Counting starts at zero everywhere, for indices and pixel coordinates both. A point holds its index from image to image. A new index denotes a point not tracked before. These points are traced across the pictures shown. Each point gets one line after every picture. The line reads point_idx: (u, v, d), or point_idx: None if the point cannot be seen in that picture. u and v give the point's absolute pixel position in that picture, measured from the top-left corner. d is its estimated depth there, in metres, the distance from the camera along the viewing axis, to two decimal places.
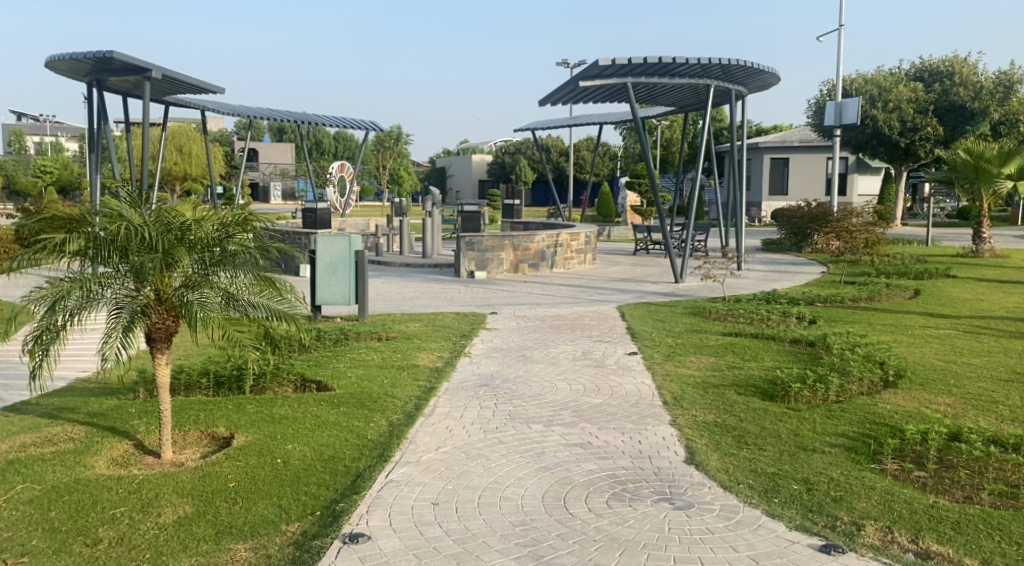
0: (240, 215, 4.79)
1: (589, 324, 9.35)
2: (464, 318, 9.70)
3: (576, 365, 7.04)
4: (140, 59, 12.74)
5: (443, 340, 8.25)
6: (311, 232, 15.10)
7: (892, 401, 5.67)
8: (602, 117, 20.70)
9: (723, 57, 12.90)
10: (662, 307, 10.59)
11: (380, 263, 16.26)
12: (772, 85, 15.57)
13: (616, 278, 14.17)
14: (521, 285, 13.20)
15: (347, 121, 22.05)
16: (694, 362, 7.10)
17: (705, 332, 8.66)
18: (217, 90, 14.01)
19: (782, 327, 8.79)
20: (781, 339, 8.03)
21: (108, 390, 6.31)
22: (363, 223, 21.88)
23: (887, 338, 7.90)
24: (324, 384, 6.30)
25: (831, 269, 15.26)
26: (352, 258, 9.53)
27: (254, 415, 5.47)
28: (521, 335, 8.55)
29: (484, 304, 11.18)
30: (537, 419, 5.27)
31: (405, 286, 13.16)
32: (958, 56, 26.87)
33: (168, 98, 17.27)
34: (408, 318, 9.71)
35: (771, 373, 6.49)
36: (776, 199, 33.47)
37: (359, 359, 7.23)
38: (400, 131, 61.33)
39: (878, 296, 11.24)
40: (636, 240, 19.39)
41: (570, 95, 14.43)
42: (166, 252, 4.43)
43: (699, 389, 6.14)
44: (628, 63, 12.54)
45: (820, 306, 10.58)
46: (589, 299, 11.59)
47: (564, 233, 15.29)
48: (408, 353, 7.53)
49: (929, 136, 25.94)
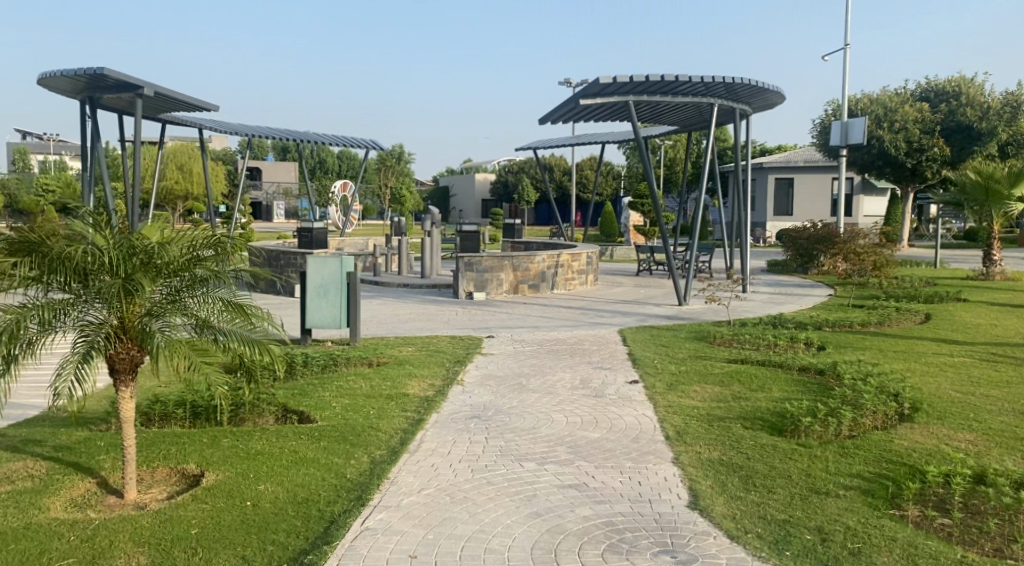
0: (212, 238, 4.51)
1: (589, 349, 9.01)
2: (459, 342, 9.37)
3: (573, 394, 6.69)
4: (132, 76, 12.53)
5: (436, 366, 7.93)
6: (306, 252, 14.82)
7: (910, 437, 5.31)
8: (604, 136, 20.47)
9: (727, 76, 12.64)
10: (664, 332, 10.25)
11: (378, 283, 15.96)
12: (777, 104, 15.31)
13: (617, 300, 13.84)
14: (520, 307, 12.88)
15: (347, 140, 21.86)
16: (697, 392, 6.74)
17: (709, 359, 8.31)
18: (211, 108, 13.80)
19: (790, 354, 8.43)
20: (790, 367, 7.67)
21: (80, 420, 5.99)
22: (363, 242, 21.60)
23: (900, 366, 7.55)
24: (306, 415, 6.00)
25: (838, 292, 14.92)
26: (343, 280, 9.23)
27: (229, 449, 5.14)
28: (517, 361, 8.20)
29: (481, 326, 10.85)
30: (529, 456, 4.92)
31: (402, 307, 12.85)
32: (964, 76, 26.60)
33: (164, 116, 17.06)
34: (401, 342, 9.38)
35: (779, 405, 6.13)
36: (781, 220, 33.17)
37: (345, 387, 6.92)
38: (403, 150, 61.28)
39: (888, 321, 10.88)
40: (639, 260, 19.08)
41: (570, 114, 14.18)
42: (127, 277, 4.13)
43: (703, 422, 5.79)
44: (629, 81, 12.28)
45: (829, 331, 10.22)
46: (590, 323, 11.26)
47: (565, 253, 14.97)
48: (397, 380, 7.21)
49: (936, 157, 25.65)
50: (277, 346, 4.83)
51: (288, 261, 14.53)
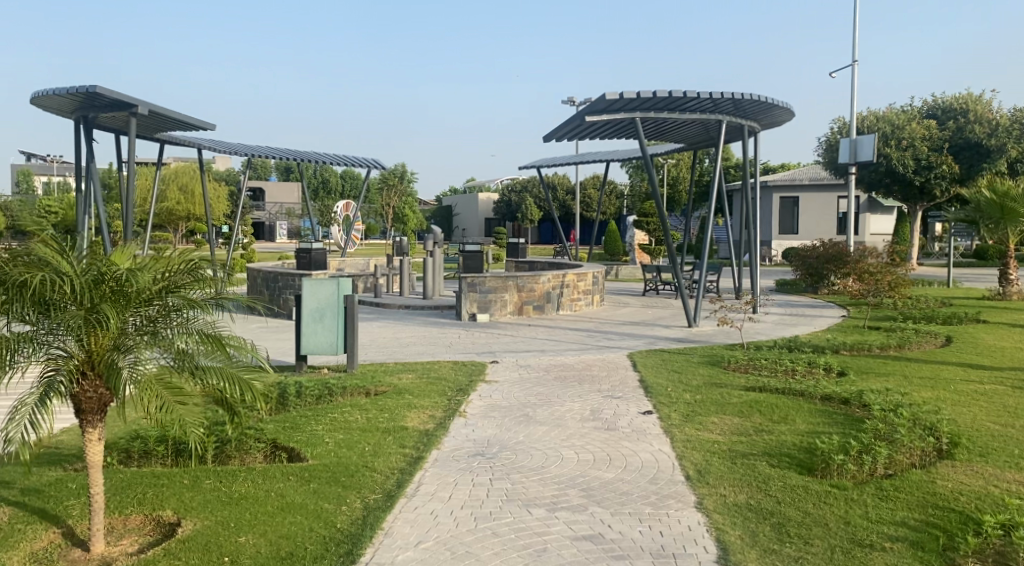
0: (189, 263, 4.09)
1: (598, 376, 8.57)
2: (462, 369, 8.94)
3: (583, 427, 6.25)
4: (125, 94, 12.20)
5: (437, 395, 7.51)
6: (304, 273, 14.42)
7: (953, 478, 4.87)
8: (608, 154, 20.12)
9: (736, 92, 12.28)
10: (676, 356, 9.82)
11: (379, 305, 15.54)
12: (785, 120, 14.95)
13: (625, 322, 13.41)
14: (525, 330, 12.45)
15: (347, 159, 21.54)
16: (717, 425, 6.30)
17: (726, 386, 7.86)
18: (207, 126, 13.47)
19: (809, 380, 8.00)
20: (811, 396, 7.23)
21: (54, 458, 5.57)
22: (364, 263, 21.21)
23: (929, 394, 7.11)
24: (297, 452, 5.61)
25: (853, 312, 14.46)
26: (341, 304, 8.84)
27: (210, 493, 4.71)
28: (523, 389, 7.76)
29: (484, 350, 10.43)
30: (538, 502, 4.48)
31: (403, 330, 12.43)
32: (971, 93, 26.27)
33: (161, 135, 16.74)
34: (401, 369, 8.95)
35: (806, 440, 5.70)
36: (787, 238, 32.78)
37: (340, 420, 6.51)
38: (405, 169, 61.04)
39: (908, 344, 10.45)
40: (645, 280, 18.66)
41: (575, 131, 13.82)
42: (91, 309, 3.73)
43: (726, 460, 5.34)
44: (636, 98, 11.92)
45: (847, 355, 9.79)
46: (597, 346, 10.82)
47: (571, 273, 14.57)
48: (395, 412, 6.80)
49: (945, 174, 25.26)
50: (259, 380, 4.41)
51: (286, 282, 14.14)
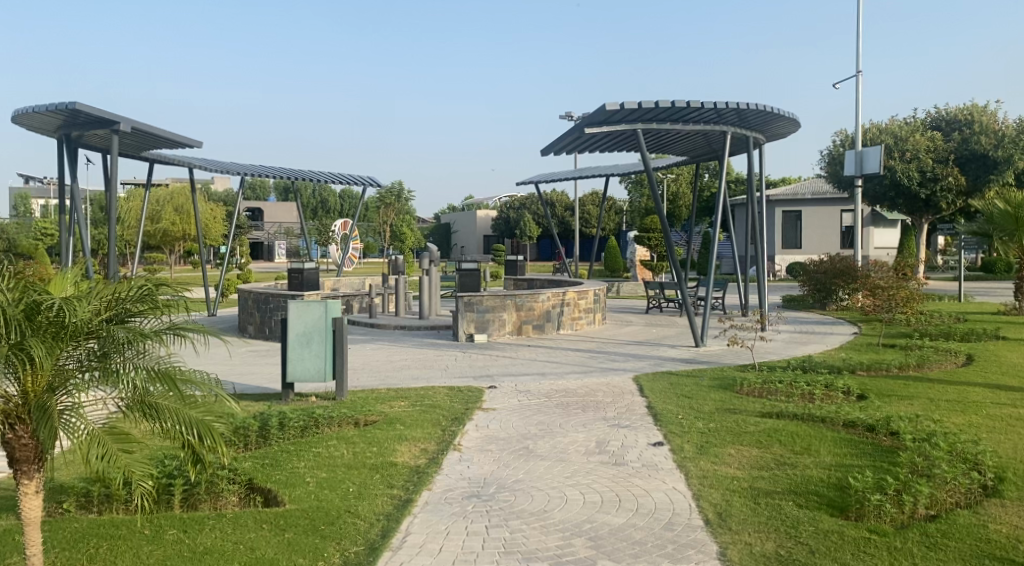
0: (141, 288, 3.58)
1: (603, 401, 8.05)
2: (458, 395, 8.42)
3: (588, 462, 5.72)
4: (106, 111, 11.76)
5: (430, 426, 6.98)
6: (295, 294, 13.92)
7: (1006, 521, 4.35)
8: (608, 169, 19.69)
9: (740, 102, 11.83)
10: (685, 379, 9.30)
11: (374, 325, 15.02)
12: (791, 132, 14.48)
13: (629, 341, 12.90)
14: (525, 351, 11.92)
15: (342, 177, 21.11)
16: (734, 458, 5.78)
17: (739, 413, 7.34)
18: (193, 143, 13.01)
19: (828, 405, 7.49)
20: (834, 423, 6.71)
21: (5, 505, 5.03)
22: (359, 283, 20.71)
23: (960, 419, 6.59)
24: (273, 496, 5.10)
25: (865, 329, 13.95)
26: (329, 327, 8.35)
27: (172, 547, 4.18)
28: (522, 418, 7.23)
29: (483, 374, 9.90)
30: (539, 555, 3.96)
31: (398, 353, 11.92)
32: (975, 104, 25.88)
33: (148, 154, 16.28)
34: (394, 396, 8.43)
35: (835, 475, 5.18)
36: (790, 252, 32.31)
37: (325, 456, 5.99)
38: (402, 187, 60.70)
39: (928, 364, 9.92)
40: (648, 297, 18.18)
41: (575, 144, 13.35)
42: (20, 345, 3.20)
43: (747, 499, 4.82)
44: (637, 109, 11.46)
45: (865, 376, 9.28)
46: (601, 368, 10.30)
47: (571, 291, 14.07)
48: (384, 445, 6.29)
49: (951, 186, 24.94)
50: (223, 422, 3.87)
51: (277, 304, 13.63)
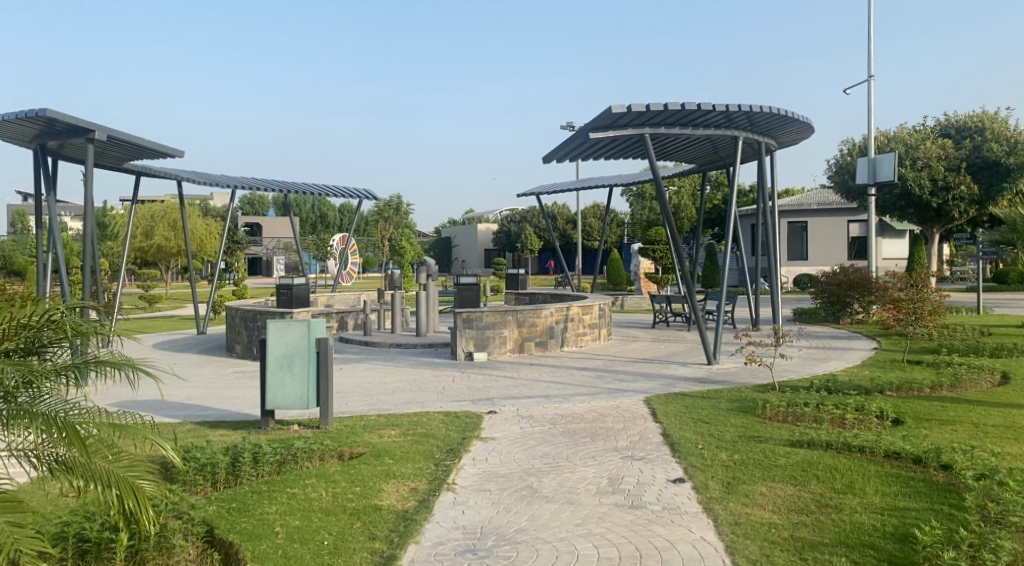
0: None
1: (613, 429, 7.32)
2: (454, 421, 7.68)
3: (601, 505, 4.97)
4: (79, 119, 11.08)
5: (421, 459, 6.25)
6: (285, 311, 13.20)
7: None
8: (611, 179, 19.06)
9: (752, 105, 11.17)
10: (701, 401, 8.56)
11: (368, 343, 14.28)
12: (803, 138, 13.81)
13: (636, 359, 12.15)
14: (527, 370, 11.20)
15: (336, 190, 20.45)
16: (768, 499, 5.05)
17: (767, 442, 6.59)
18: (174, 153, 12.35)
19: (862, 432, 6.75)
20: (875, 453, 5.96)
21: None
22: (354, 299, 19.97)
23: (1013, 450, 5.87)
24: (233, 553, 4.39)
25: (886, 345, 13.17)
26: (312, 349, 7.62)
27: None
28: (525, 449, 6.49)
29: (482, 396, 9.17)
30: None
31: (392, 373, 11.19)
32: (985, 111, 25.27)
33: (131, 166, 15.56)
34: (385, 423, 7.70)
35: (891, 523, 4.45)
36: (796, 264, 31.63)
37: (301, 499, 5.27)
38: (400, 200, 60.15)
39: (963, 383, 9.17)
40: (655, 311, 17.48)
41: (578, 151, 12.66)
42: None
43: (793, 554, 4.09)
44: (645, 111, 10.77)
45: (896, 397, 8.54)
46: (609, 389, 9.57)
47: (575, 305, 13.35)
48: (369, 484, 5.56)
49: (964, 196, 24.23)
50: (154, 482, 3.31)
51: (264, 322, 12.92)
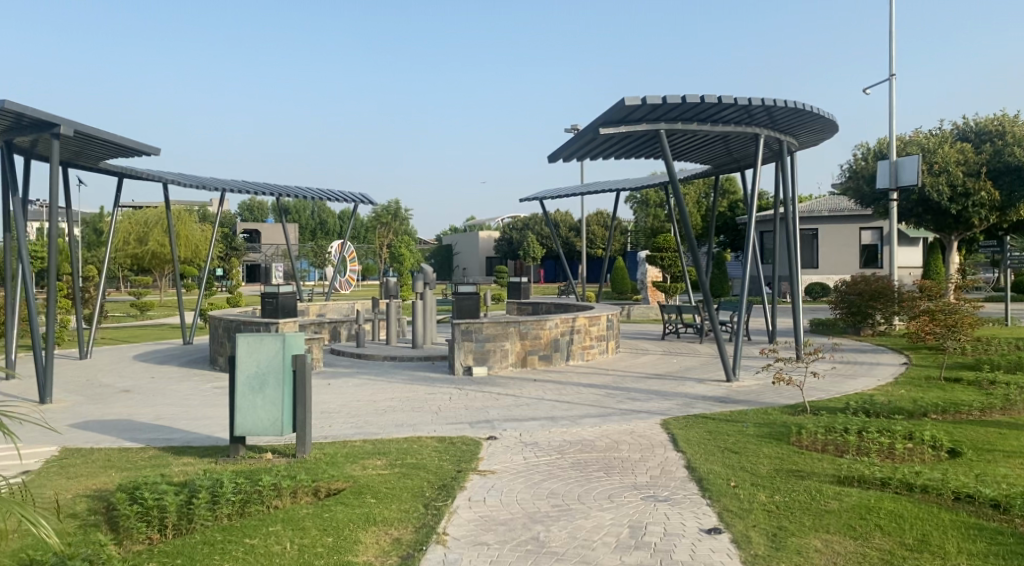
0: None
1: (630, 459, 6.41)
2: (450, 449, 6.76)
3: None
4: (43, 113, 10.24)
5: (408, 498, 5.33)
6: (270, 322, 12.29)
7: None
8: (618, 182, 18.17)
9: (776, 99, 10.28)
10: (726, 425, 7.64)
11: (360, 356, 13.36)
12: (826, 136, 12.93)
13: (648, 374, 11.23)
14: (531, 387, 10.27)
15: (330, 195, 19.59)
16: (828, 559, 4.12)
17: (810, 478, 5.65)
18: (150, 150, 11.52)
19: (921, 466, 5.82)
20: (943, 496, 5.05)
21: None
22: (348, 307, 19.08)
23: None
24: None
25: (917, 360, 12.14)
26: (288, 367, 6.70)
27: None
28: (530, 487, 5.57)
29: (480, 419, 8.25)
30: None
31: (384, 390, 10.28)
32: (1006, 114, 24.43)
33: (109, 166, 14.70)
34: (371, 451, 6.78)
35: None
36: (806, 272, 30.70)
37: (261, 555, 4.35)
38: (400, 206, 59.33)
39: (1017, 405, 8.24)
40: (665, 321, 16.54)
41: (585, 149, 11.77)
42: None
43: None
44: (658, 105, 9.88)
45: (944, 422, 7.61)
46: (622, 410, 8.65)
47: (582, 316, 12.43)
48: (345, 534, 4.64)
49: (984, 202, 23.18)
50: None
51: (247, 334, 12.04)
